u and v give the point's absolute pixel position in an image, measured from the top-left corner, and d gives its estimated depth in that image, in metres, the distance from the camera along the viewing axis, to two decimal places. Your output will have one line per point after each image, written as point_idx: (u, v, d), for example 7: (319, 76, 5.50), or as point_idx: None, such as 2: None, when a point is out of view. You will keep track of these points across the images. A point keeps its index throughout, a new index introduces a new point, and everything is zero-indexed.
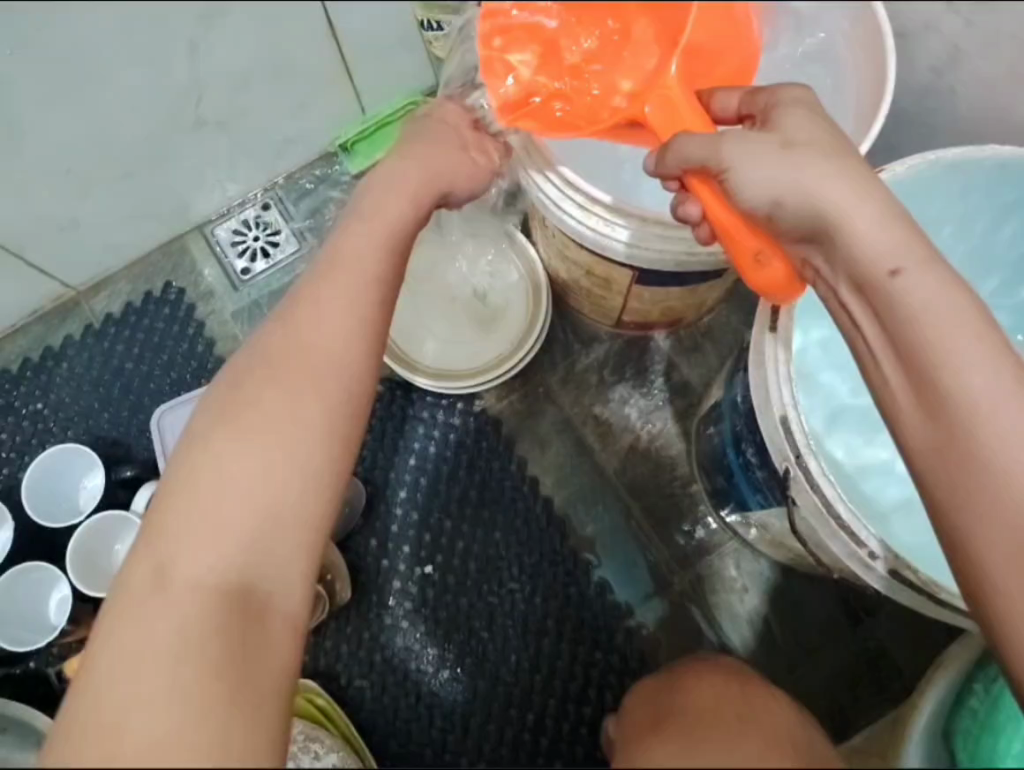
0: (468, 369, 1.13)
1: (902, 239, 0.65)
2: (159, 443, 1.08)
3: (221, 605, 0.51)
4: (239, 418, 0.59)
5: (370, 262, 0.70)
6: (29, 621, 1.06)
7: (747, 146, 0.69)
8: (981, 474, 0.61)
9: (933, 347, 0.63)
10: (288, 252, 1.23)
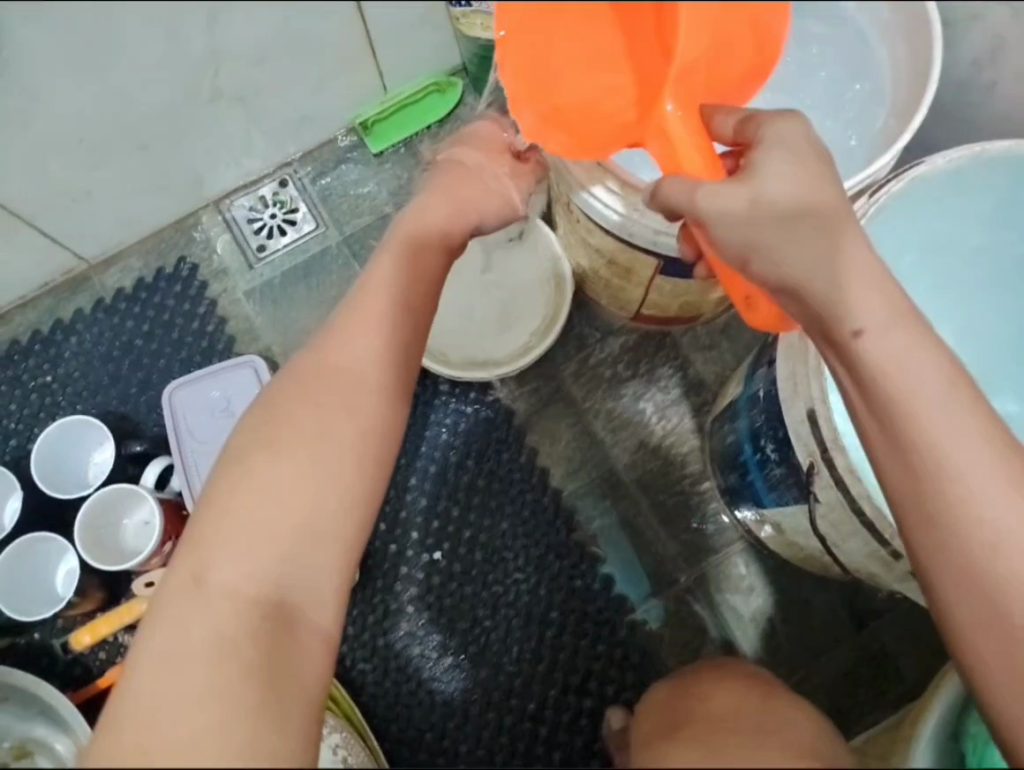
0: (483, 360, 1.12)
1: (882, 296, 0.64)
2: (170, 420, 1.07)
3: (253, 613, 0.52)
4: (275, 435, 0.61)
5: (393, 299, 0.73)
6: (33, 592, 1.05)
7: (716, 197, 0.65)
8: (954, 527, 0.64)
9: (907, 400, 0.63)
10: (305, 231, 1.23)
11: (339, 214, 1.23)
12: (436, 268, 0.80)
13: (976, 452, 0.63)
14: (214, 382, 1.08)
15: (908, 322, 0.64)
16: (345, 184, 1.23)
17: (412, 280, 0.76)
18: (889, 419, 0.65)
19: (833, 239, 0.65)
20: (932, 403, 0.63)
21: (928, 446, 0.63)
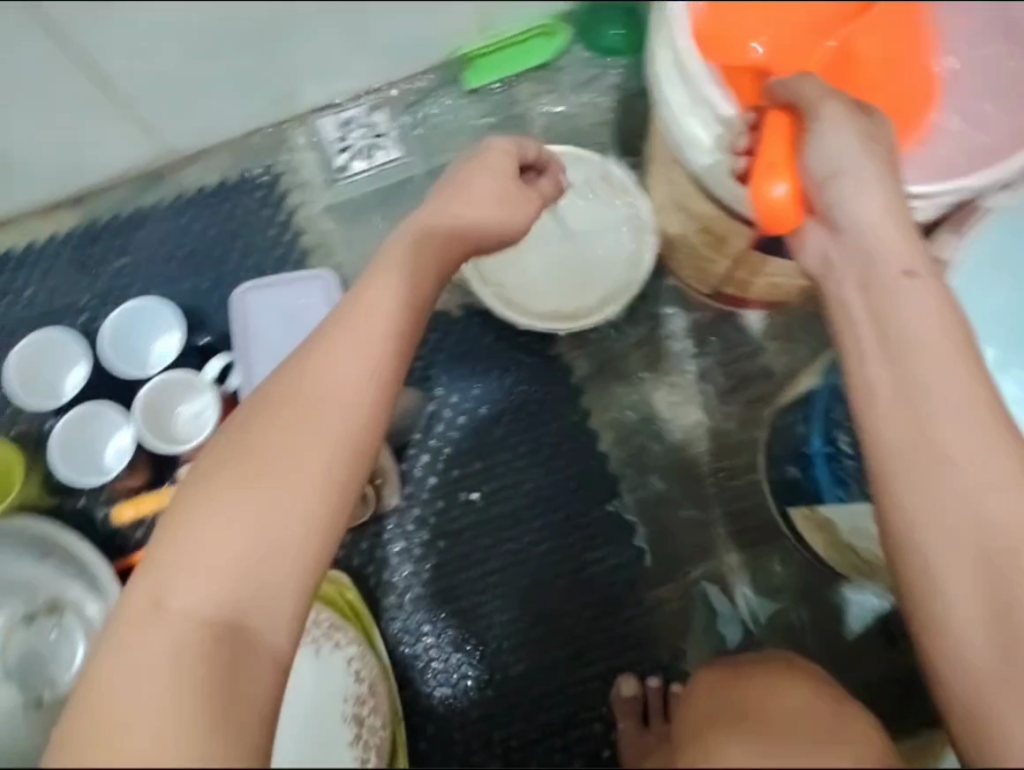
0: (551, 311, 1.08)
1: (910, 246, 0.67)
2: (237, 320, 1.08)
3: (209, 639, 0.50)
4: (244, 457, 0.58)
5: (394, 292, 0.66)
6: (86, 459, 1.08)
7: (834, 119, 0.70)
8: (949, 478, 0.59)
9: (924, 348, 0.62)
10: (390, 157, 1.21)
11: (431, 147, 1.21)
12: (442, 273, 0.74)
13: (992, 442, 0.60)
14: (286, 289, 1.09)
15: (947, 310, 0.64)
16: (439, 117, 1.20)
17: (416, 280, 0.69)
18: (905, 350, 0.63)
19: (902, 206, 0.69)
20: (954, 397, 0.61)
21: (946, 442, 0.60)
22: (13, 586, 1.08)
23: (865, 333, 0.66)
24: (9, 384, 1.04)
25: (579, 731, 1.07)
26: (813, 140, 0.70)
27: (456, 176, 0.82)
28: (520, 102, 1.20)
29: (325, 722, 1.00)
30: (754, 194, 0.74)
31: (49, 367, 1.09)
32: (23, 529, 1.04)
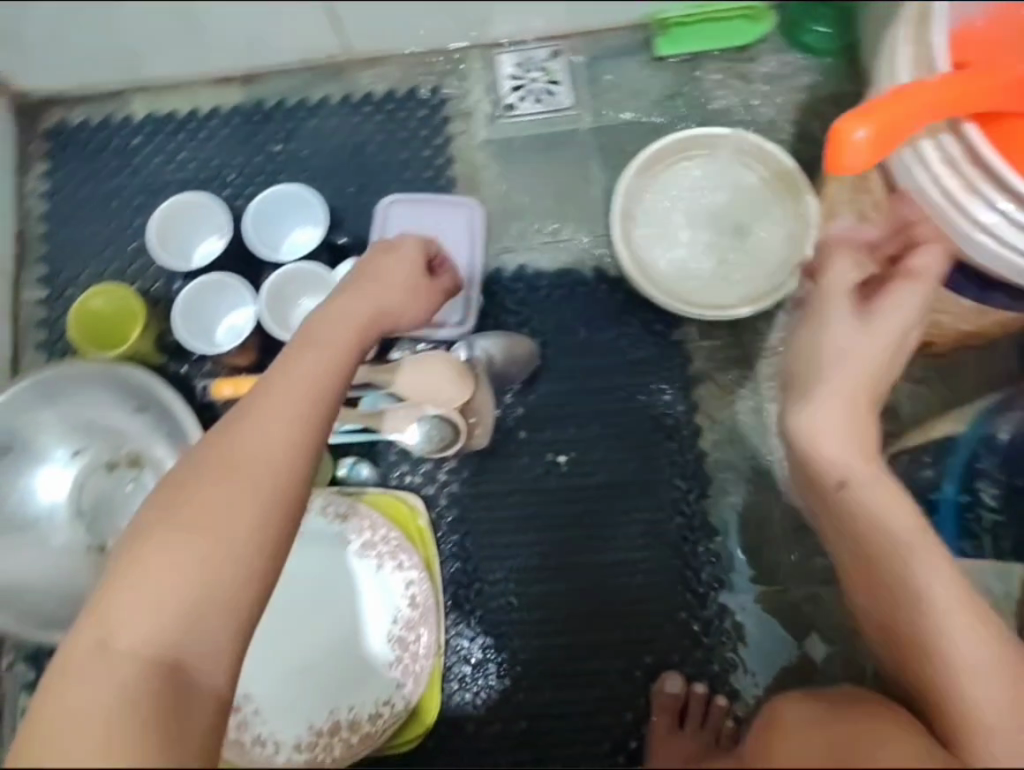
0: (689, 290, 1.05)
1: (867, 462, 0.72)
2: (374, 228, 1.06)
3: (152, 672, 0.53)
4: (175, 512, 0.61)
5: (317, 368, 0.73)
6: (203, 327, 1.06)
7: (835, 323, 0.76)
8: (912, 616, 0.71)
9: (873, 515, 0.72)
10: (558, 106, 1.15)
11: (600, 102, 1.15)
12: (367, 347, 0.80)
13: (937, 563, 0.71)
14: (432, 206, 1.07)
15: (895, 498, 0.71)
16: (618, 75, 1.15)
17: (336, 356, 0.75)
18: (857, 525, 0.73)
19: (868, 363, 0.74)
20: (911, 545, 0.71)
21: (909, 583, 0.71)
22: (96, 428, 1.07)
23: (830, 502, 0.75)
24: (151, 238, 1.03)
25: (612, 715, 1.05)
26: (826, 271, 0.81)
27: (384, 260, 0.88)
28: (703, 80, 1.15)
29: (365, 626, 1.01)
30: (834, 124, 0.75)
31: (189, 234, 1.08)
32: (135, 380, 1.01)
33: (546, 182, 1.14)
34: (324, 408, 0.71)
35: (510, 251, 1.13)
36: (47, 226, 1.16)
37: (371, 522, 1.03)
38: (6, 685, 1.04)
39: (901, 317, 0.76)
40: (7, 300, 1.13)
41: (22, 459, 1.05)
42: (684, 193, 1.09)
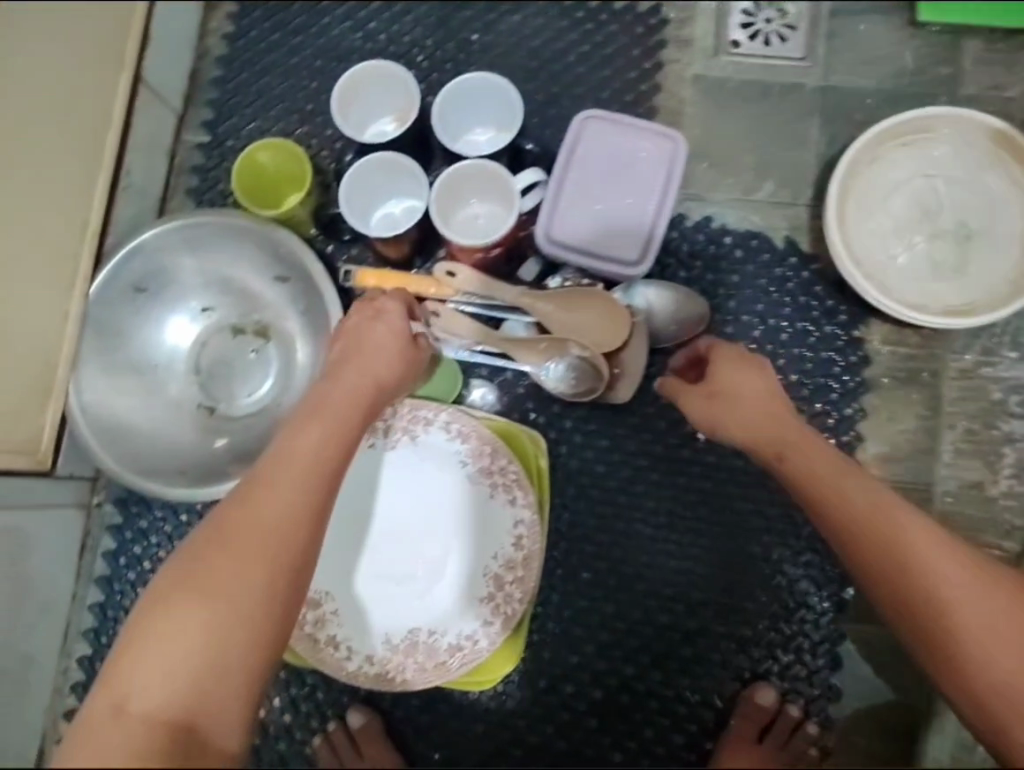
0: (887, 284, 0.95)
1: (787, 427, 0.83)
2: (569, 139, 0.95)
3: (167, 743, 0.53)
4: (188, 577, 0.61)
5: (310, 432, 0.73)
6: (362, 200, 0.96)
7: (724, 349, 0.90)
8: (896, 577, 0.74)
9: (837, 490, 0.78)
10: (789, 55, 1.01)
11: (837, 59, 1.00)
12: (369, 409, 0.79)
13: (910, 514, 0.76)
14: (635, 133, 0.95)
15: (837, 463, 0.80)
16: (863, 34, 1.01)
17: (332, 418, 0.75)
18: (829, 507, 0.79)
19: (760, 390, 0.86)
20: (888, 505, 0.76)
21: (888, 542, 0.75)
22: (233, 287, 1.01)
23: (804, 502, 0.81)
24: (337, 94, 0.93)
25: (691, 709, 0.97)
26: (719, 376, 0.88)
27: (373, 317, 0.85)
28: (960, 59, 0.99)
29: (463, 555, 0.96)
30: None
31: (371, 101, 0.98)
32: (284, 243, 0.94)
33: (759, 136, 1.01)
34: (322, 470, 0.70)
35: (697, 200, 1.01)
36: (220, 66, 1.07)
37: (492, 451, 0.96)
38: (92, 521, 1.02)
39: (753, 380, 0.87)
40: (167, 136, 1.05)
41: (156, 303, 0.99)
42: (914, 172, 0.97)
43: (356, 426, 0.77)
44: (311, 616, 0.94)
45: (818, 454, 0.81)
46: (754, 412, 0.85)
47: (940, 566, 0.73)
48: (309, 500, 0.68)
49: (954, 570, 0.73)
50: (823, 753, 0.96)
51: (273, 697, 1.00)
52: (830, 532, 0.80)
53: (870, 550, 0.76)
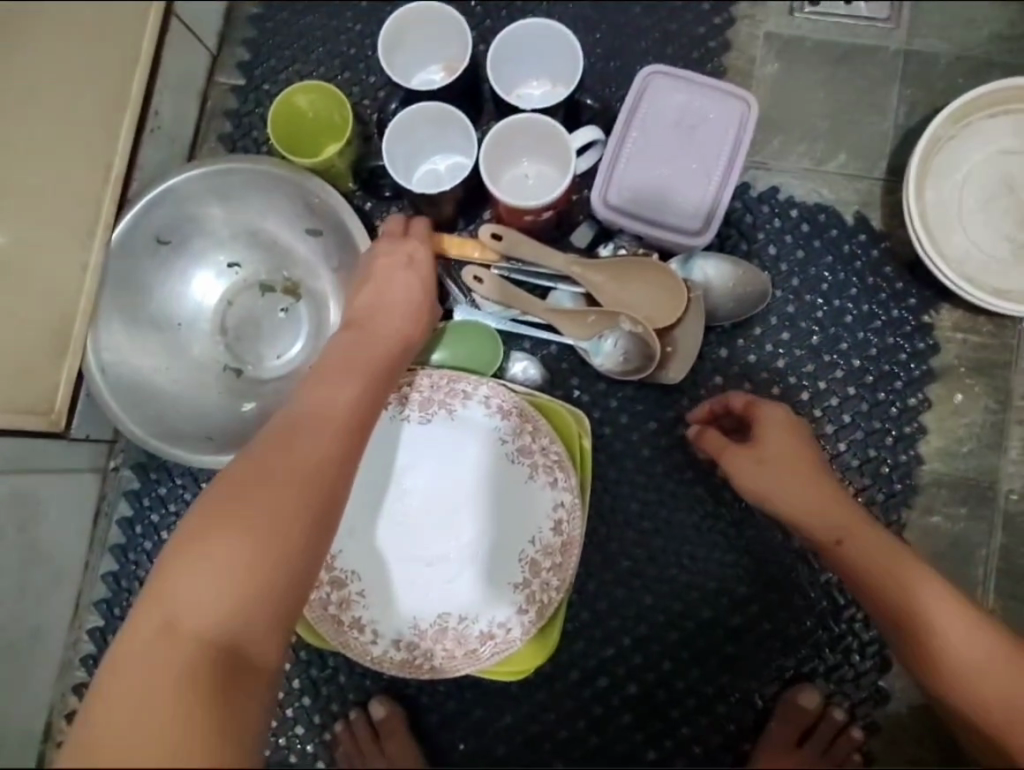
0: (963, 267, 0.90)
1: (838, 512, 0.79)
2: (631, 98, 0.88)
3: (208, 670, 0.48)
4: (233, 498, 0.55)
5: (341, 376, 0.70)
6: (406, 151, 0.89)
7: (765, 408, 0.84)
8: (952, 686, 0.74)
9: (894, 592, 0.76)
10: (871, 15, 0.95)
11: (921, 23, 0.94)
12: (400, 355, 0.76)
13: (967, 622, 0.74)
14: (703, 93, 0.88)
15: (894, 559, 0.77)
16: None
17: (363, 362, 0.72)
18: (884, 607, 0.76)
19: (802, 458, 0.82)
20: (946, 616, 0.74)
21: (944, 652, 0.74)
22: (262, 241, 0.94)
23: (856, 594, 0.79)
24: (387, 33, 0.87)
25: (731, 708, 0.92)
26: (760, 439, 0.83)
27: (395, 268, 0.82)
28: None
29: (498, 537, 0.90)
30: None
31: (424, 43, 0.91)
32: (319, 194, 0.87)
33: (834, 102, 0.94)
34: (359, 406, 0.67)
35: (763, 168, 0.95)
36: (259, 3, 0.99)
37: (533, 429, 0.89)
38: (108, 486, 0.97)
39: (782, 430, 0.83)
40: (199, 77, 0.98)
41: (178, 255, 0.93)
42: (996, 149, 0.91)
43: (388, 370, 0.74)
44: (335, 596, 0.89)
45: (862, 533, 0.78)
46: (791, 481, 0.81)
47: (957, 630, 0.74)
48: (352, 431, 0.64)
49: (974, 635, 0.73)
50: (866, 757, 0.92)
51: (293, 677, 0.95)
52: (881, 620, 0.78)
53: (924, 654, 0.75)
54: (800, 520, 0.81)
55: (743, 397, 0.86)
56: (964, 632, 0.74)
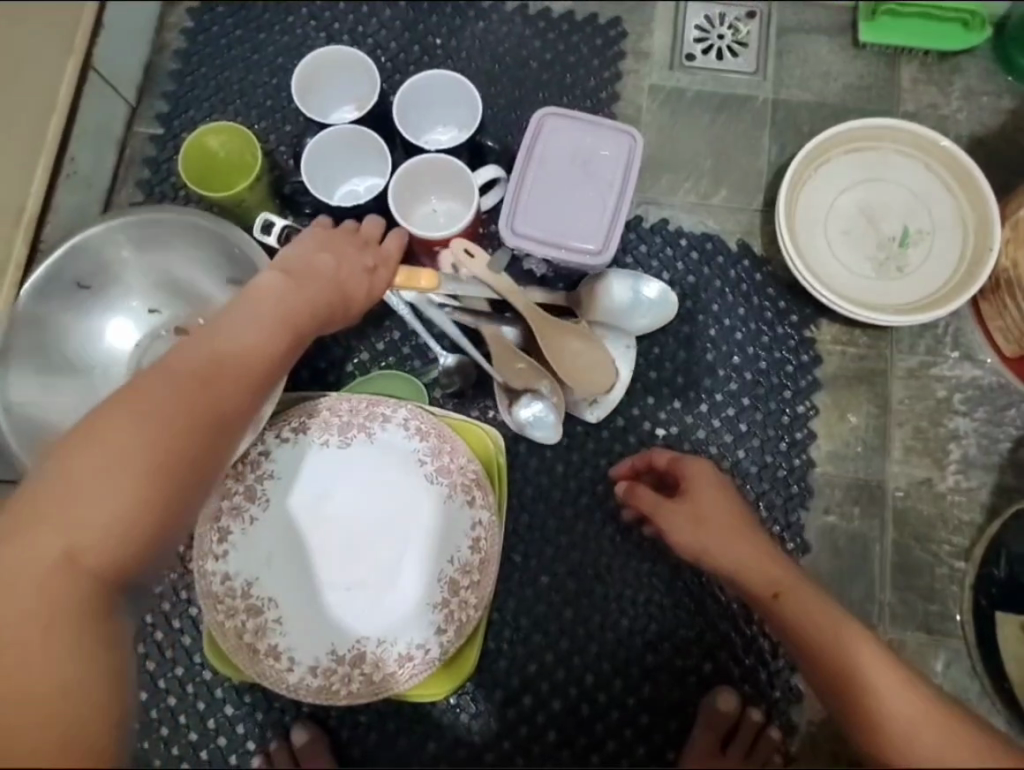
0: (838, 287, 0.99)
1: (772, 568, 0.79)
2: (528, 139, 0.96)
3: (99, 597, 0.57)
4: (128, 428, 0.58)
5: (261, 327, 0.66)
6: (324, 175, 0.96)
7: (698, 465, 0.85)
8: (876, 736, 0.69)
9: (817, 639, 0.74)
10: (741, 70, 1.06)
11: (785, 74, 1.06)
12: (331, 322, 0.73)
13: (894, 676, 0.71)
14: (597, 128, 0.96)
15: (825, 613, 0.75)
16: (808, 52, 1.06)
17: (287, 321, 0.68)
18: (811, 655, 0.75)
19: (735, 513, 0.82)
20: (868, 663, 0.72)
21: (866, 698, 0.70)
22: (182, 289, 0.95)
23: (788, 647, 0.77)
24: (303, 68, 0.94)
25: (656, 719, 0.93)
26: (694, 494, 0.83)
27: (346, 243, 0.77)
28: (897, 79, 1.06)
29: (416, 560, 0.91)
30: None
31: (335, 79, 0.98)
32: (234, 240, 0.89)
33: (713, 144, 1.05)
34: (268, 367, 0.66)
35: (654, 203, 1.03)
36: (177, 60, 1.05)
37: (451, 449, 0.92)
38: None
39: (713, 491, 0.83)
40: (117, 126, 1.02)
41: (94, 301, 0.94)
42: (853, 182, 1.02)
43: (313, 332, 0.71)
44: (250, 624, 0.88)
45: (798, 585, 0.77)
46: (726, 537, 0.80)
47: (879, 679, 0.71)
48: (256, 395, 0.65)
49: (897, 686, 0.70)
50: (786, 759, 0.93)
51: (209, 717, 0.93)
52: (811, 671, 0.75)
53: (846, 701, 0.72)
54: (736, 579, 0.80)
55: (673, 457, 0.87)
56: (886, 683, 0.71)
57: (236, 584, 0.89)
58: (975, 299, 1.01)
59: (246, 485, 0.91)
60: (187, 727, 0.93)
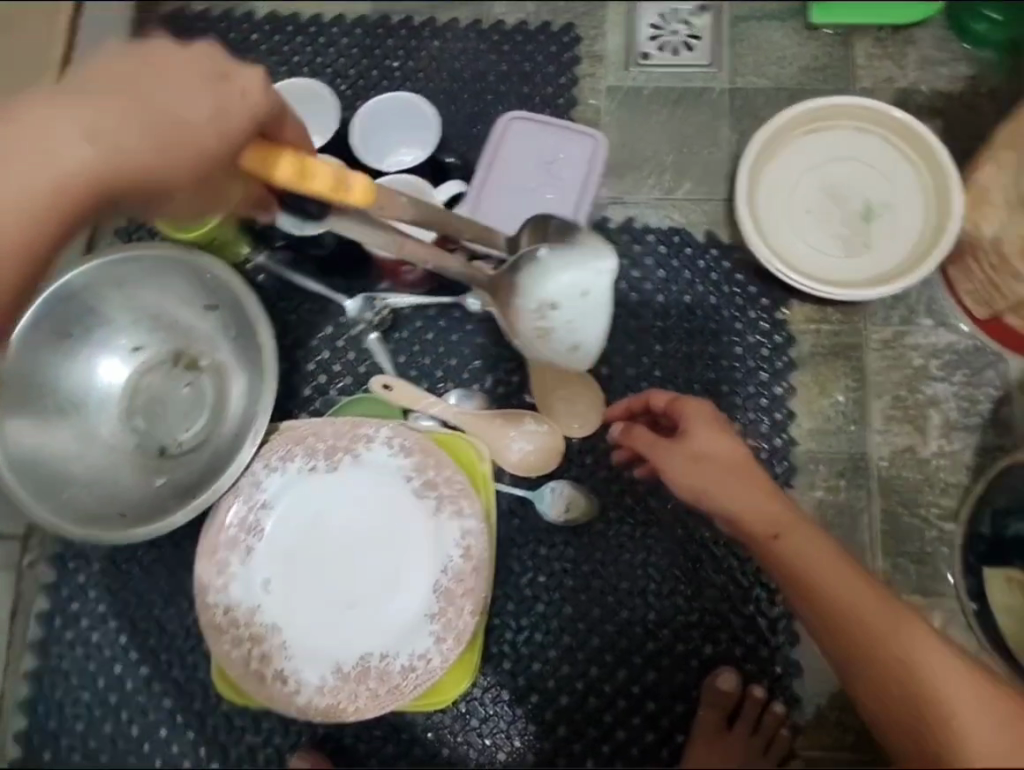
0: (804, 266, 1.00)
1: (780, 512, 0.76)
2: (490, 148, 0.97)
3: None
4: None
5: (80, 127, 0.57)
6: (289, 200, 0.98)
7: (698, 408, 0.81)
8: (892, 679, 0.69)
9: (822, 583, 0.73)
10: (698, 61, 1.07)
11: (740, 63, 1.07)
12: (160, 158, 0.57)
13: (912, 620, 0.70)
14: (552, 133, 0.98)
15: (832, 560, 0.74)
16: (760, 38, 1.08)
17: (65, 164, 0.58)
18: (813, 599, 0.73)
19: (738, 453, 0.78)
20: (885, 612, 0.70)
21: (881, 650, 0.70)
22: (159, 324, 0.98)
23: (794, 596, 0.75)
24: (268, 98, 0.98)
25: (662, 704, 0.95)
26: (692, 434, 0.80)
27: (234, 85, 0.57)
28: (851, 56, 1.07)
29: (410, 573, 0.92)
30: None
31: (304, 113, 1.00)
32: (212, 272, 0.93)
33: (674, 139, 1.06)
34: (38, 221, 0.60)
35: (620, 203, 1.05)
36: None
37: (435, 462, 0.94)
38: (26, 582, 1.00)
39: (715, 433, 0.80)
40: None
41: (78, 346, 0.95)
42: (813, 162, 1.03)
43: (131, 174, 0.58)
44: (258, 650, 0.90)
45: (801, 527, 0.75)
46: (732, 482, 0.77)
47: (895, 626, 0.70)
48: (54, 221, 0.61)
49: (918, 635, 0.69)
50: (793, 730, 0.95)
51: (230, 744, 0.95)
52: (815, 620, 0.74)
53: (854, 647, 0.71)
54: (735, 520, 0.77)
55: (672, 399, 0.84)
56: (906, 631, 0.70)
57: (241, 612, 0.91)
58: (945, 266, 1.02)
59: (239, 517, 0.93)
60: (209, 756, 0.95)
